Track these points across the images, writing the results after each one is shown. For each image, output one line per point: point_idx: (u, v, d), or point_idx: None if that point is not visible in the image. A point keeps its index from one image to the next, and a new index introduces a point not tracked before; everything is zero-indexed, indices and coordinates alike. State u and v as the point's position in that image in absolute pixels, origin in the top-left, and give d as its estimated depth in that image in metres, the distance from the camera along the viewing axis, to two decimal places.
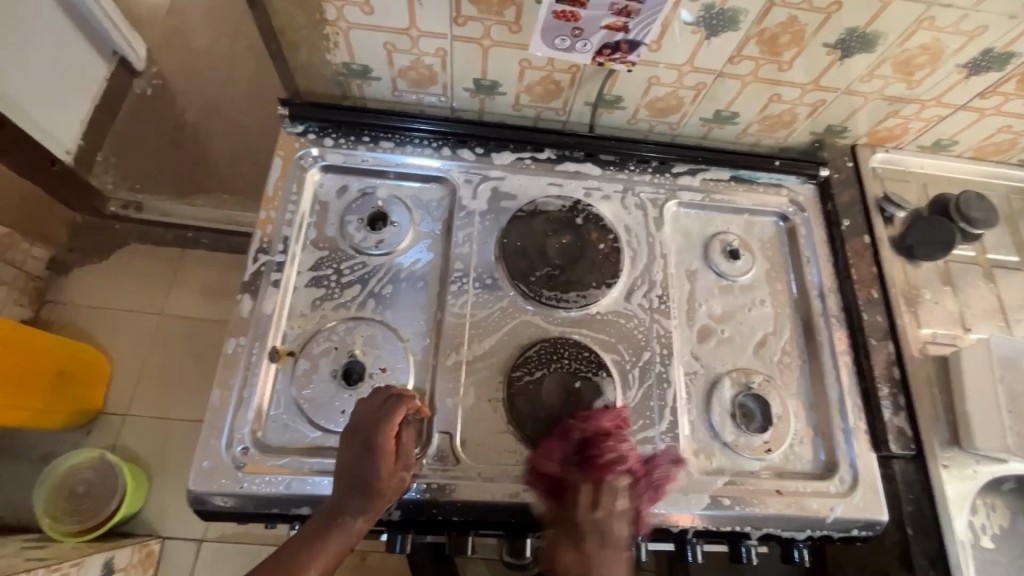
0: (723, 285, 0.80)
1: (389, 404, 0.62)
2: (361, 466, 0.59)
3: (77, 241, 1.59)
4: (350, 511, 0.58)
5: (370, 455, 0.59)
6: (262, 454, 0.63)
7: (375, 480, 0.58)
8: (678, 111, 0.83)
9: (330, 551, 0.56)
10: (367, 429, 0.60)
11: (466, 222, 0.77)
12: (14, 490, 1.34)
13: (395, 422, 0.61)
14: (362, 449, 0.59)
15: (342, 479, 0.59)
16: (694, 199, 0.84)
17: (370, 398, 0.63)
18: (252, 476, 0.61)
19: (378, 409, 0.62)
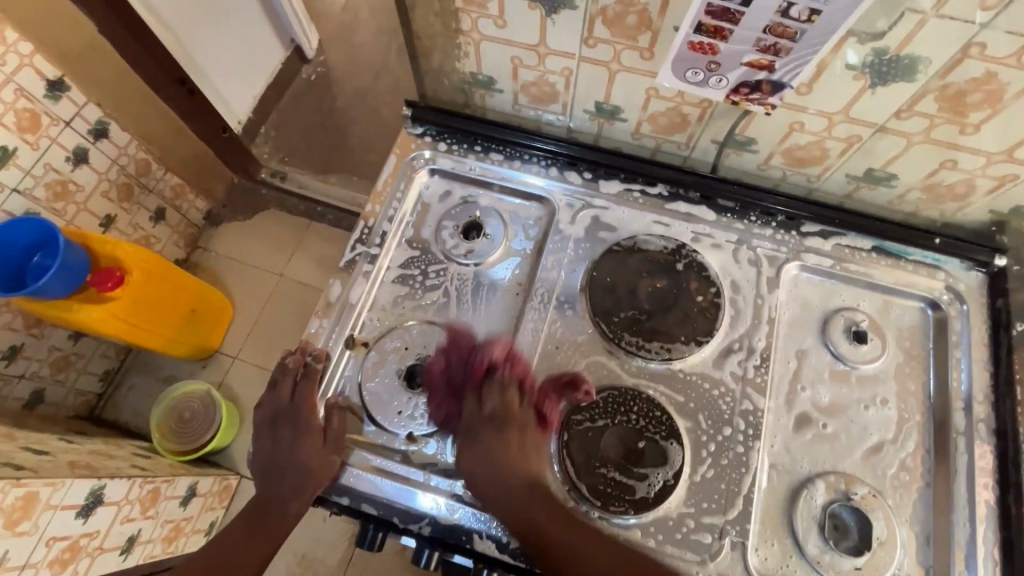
0: (839, 369, 0.69)
1: (297, 386, 0.68)
2: (291, 447, 0.66)
3: (230, 199, 1.82)
4: (290, 493, 0.65)
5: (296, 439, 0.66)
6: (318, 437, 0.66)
7: (300, 462, 0.64)
8: (820, 164, 0.73)
9: (275, 520, 0.66)
10: (292, 413, 0.67)
11: (559, 246, 0.74)
12: (141, 401, 1.57)
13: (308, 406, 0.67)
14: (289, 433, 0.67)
15: (280, 458, 0.67)
16: (821, 264, 0.73)
17: (282, 381, 0.69)
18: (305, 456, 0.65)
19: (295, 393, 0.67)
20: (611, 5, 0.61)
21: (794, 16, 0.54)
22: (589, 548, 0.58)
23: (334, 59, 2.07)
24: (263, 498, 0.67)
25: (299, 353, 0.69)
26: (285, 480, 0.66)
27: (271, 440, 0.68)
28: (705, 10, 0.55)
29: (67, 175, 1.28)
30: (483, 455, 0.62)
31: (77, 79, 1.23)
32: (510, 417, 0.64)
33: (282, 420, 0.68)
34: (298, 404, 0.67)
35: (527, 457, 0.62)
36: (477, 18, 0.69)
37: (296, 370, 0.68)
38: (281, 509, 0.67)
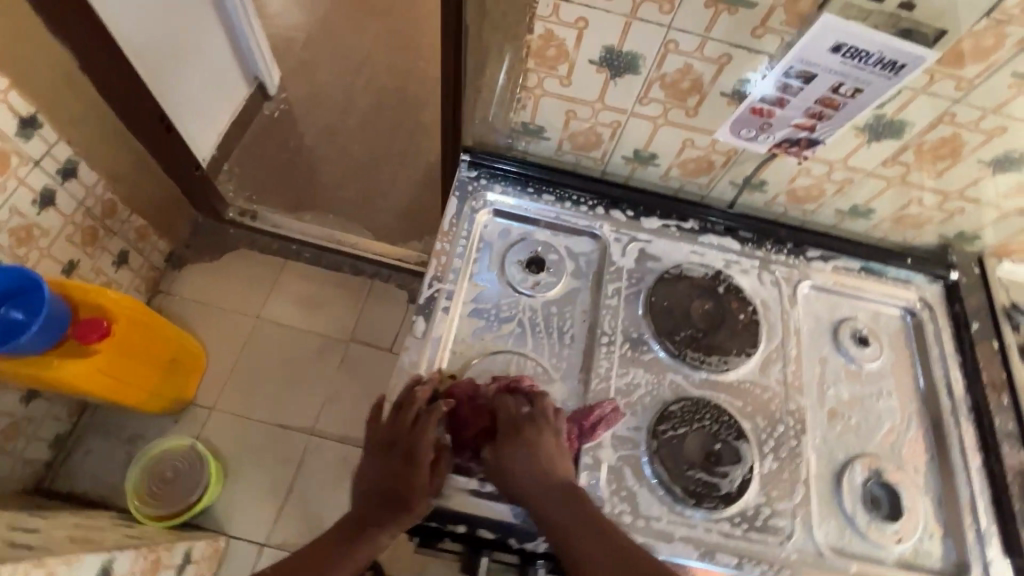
0: (852, 369, 0.83)
1: (416, 418, 0.65)
2: (391, 479, 0.64)
3: (194, 240, 1.71)
4: (384, 524, 0.63)
5: (405, 472, 0.64)
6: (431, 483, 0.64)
7: (400, 497, 0.63)
8: (817, 201, 0.89)
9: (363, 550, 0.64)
10: (405, 446, 0.65)
11: (616, 276, 0.83)
12: (102, 465, 1.40)
13: (424, 443, 0.64)
14: (400, 465, 0.64)
15: (380, 484, 0.64)
16: (826, 283, 0.88)
17: (404, 408, 0.67)
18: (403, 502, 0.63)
19: (411, 426, 0.65)
20: (670, 73, 0.72)
21: (842, 92, 0.68)
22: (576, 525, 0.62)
23: (297, 96, 2.04)
24: (355, 520, 0.65)
25: (428, 385, 0.68)
26: (377, 514, 0.64)
27: (375, 465, 0.66)
28: (773, 84, 0.69)
29: (32, 219, 1.16)
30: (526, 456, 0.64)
31: (50, 116, 1.14)
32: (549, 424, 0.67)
33: (397, 449, 0.65)
34: (413, 438, 0.64)
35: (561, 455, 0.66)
36: (543, 77, 0.77)
37: (422, 403, 0.66)
38: (372, 539, 0.64)
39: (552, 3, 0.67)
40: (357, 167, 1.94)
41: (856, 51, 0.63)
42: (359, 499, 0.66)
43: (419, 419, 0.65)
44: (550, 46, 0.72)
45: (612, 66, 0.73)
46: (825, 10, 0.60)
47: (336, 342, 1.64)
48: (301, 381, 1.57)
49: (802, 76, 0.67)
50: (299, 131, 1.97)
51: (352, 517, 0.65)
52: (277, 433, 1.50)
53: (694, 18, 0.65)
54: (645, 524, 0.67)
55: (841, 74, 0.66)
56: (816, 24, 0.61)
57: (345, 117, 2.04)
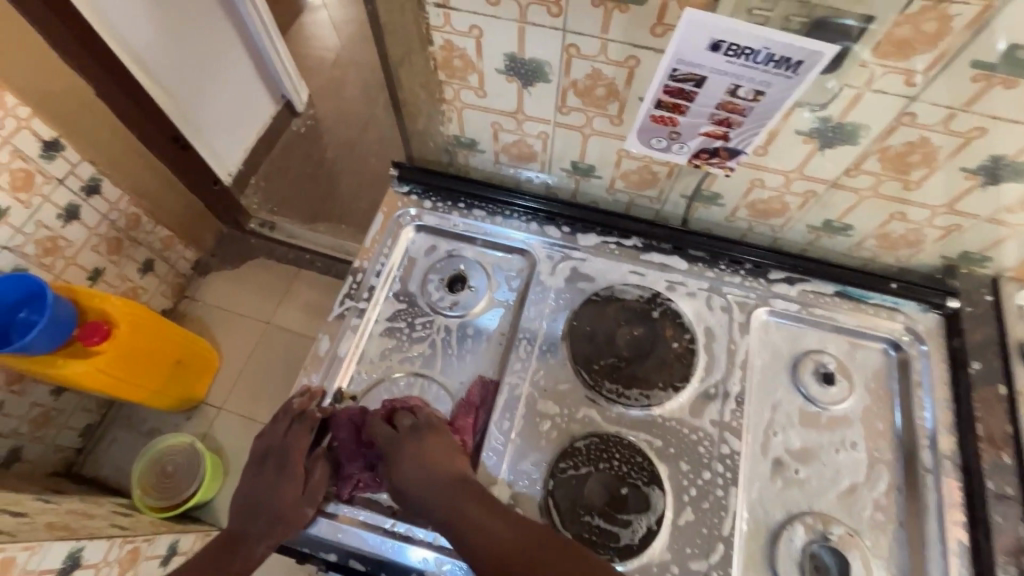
0: (810, 411, 0.71)
1: (291, 426, 0.68)
2: (266, 487, 0.65)
3: (219, 249, 1.84)
4: (256, 534, 0.63)
5: (281, 479, 0.65)
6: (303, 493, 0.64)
7: (273, 505, 0.64)
8: (782, 215, 0.78)
9: (238, 561, 0.63)
10: (281, 453, 0.67)
11: (540, 296, 0.78)
12: (123, 455, 1.54)
13: (302, 444, 0.67)
14: (276, 473, 0.66)
15: (255, 495, 0.66)
16: (788, 309, 0.77)
17: (282, 417, 0.70)
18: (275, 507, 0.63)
19: (286, 432, 0.68)
20: (581, 79, 0.66)
21: (742, 95, 0.60)
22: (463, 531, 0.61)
23: (324, 112, 2.15)
24: (232, 535, 0.64)
25: (305, 395, 0.70)
26: (252, 526, 0.64)
27: (254, 479, 0.67)
28: (663, 90, 0.62)
29: (58, 231, 1.30)
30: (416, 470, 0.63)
31: (74, 139, 1.27)
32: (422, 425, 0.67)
33: (273, 458, 0.67)
34: (288, 446, 0.67)
35: (457, 458, 0.65)
36: (459, 89, 0.74)
37: (298, 412, 0.69)
38: (247, 552, 0.63)
39: (443, 11, 0.63)
40: (373, 178, 2.00)
41: (737, 49, 0.55)
42: (237, 514, 0.66)
43: (294, 423, 0.69)
44: (455, 57, 0.69)
45: (521, 74, 0.68)
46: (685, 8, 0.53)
47: None
48: None
49: (690, 80, 0.60)
50: (322, 145, 2.07)
51: (228, 532, 0.65)
52: None
53: (586, 20, 0.59)
54: None
55: (732, 75, 0.58)
56: (681, 23, 0.54)
57: (365, 130, 2.11)
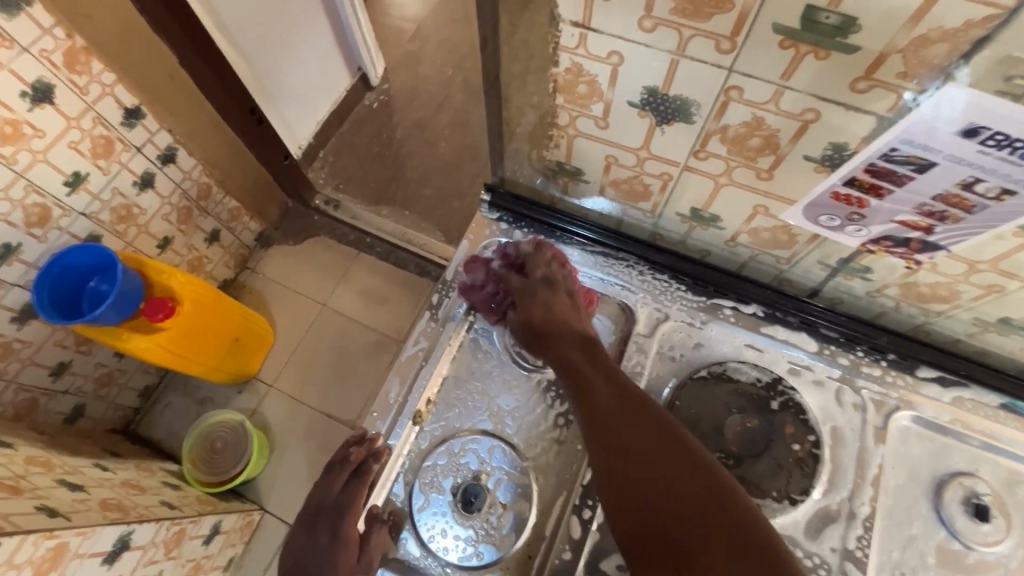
0: (953, 551, 0.60)
1: (347, 482, 0.66)
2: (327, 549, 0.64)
3: (283, 222, 1.81)
4: None
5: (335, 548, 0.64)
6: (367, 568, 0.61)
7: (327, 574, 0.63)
8: (944, 305, 0.64)
9: None
10: (334, 515, 0.66)
11: (638, 360, 0.69)
12: (176, 421, 1.56)
13: (358, 505, 0.65)
14: (329, 541, 0.65)
15: (311, 558, 0.65)
16: (938, 418, 0.65)
17: (338, 471, 0.67)
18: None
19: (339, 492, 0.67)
20: (734, 126, 0.54)
21: (978, 191, 0.47)
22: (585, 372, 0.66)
23: (398, 87, 2.06)
24: None
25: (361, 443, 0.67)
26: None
27: (305, 536, 0.67)
28: (865, 168, 0.51)
29: (132, 199, 1.29)
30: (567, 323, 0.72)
31: (153, 107, 1.24)
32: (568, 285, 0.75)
33: (325, 517, 0.67)
34: (341, 504, 0.66)
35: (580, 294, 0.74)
36: (577, 116, 0.63)
37: (354, 465, 0.66)
38: None
39: (579, 32, 0.53)
40: (442, 164, 1.92)
41: (1004, 140, 0.42)
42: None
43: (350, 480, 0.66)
44: (581, 82, 0.58)
45: (658, 110, 0.57)
46: (949, 79, 0.41)
47: (391, 341, 1.66)
48: (353, 373, 1.62)
49: (910, 163, 0.48)
50: (393, 122, 1.99)
51: None
52: (322, 421, 1.56)
53: (764, 62, 0.47)
54: None
55: (977, 168, 0.45)
56: (933, 96, 0.42)
57: (439, 110, 2.02)
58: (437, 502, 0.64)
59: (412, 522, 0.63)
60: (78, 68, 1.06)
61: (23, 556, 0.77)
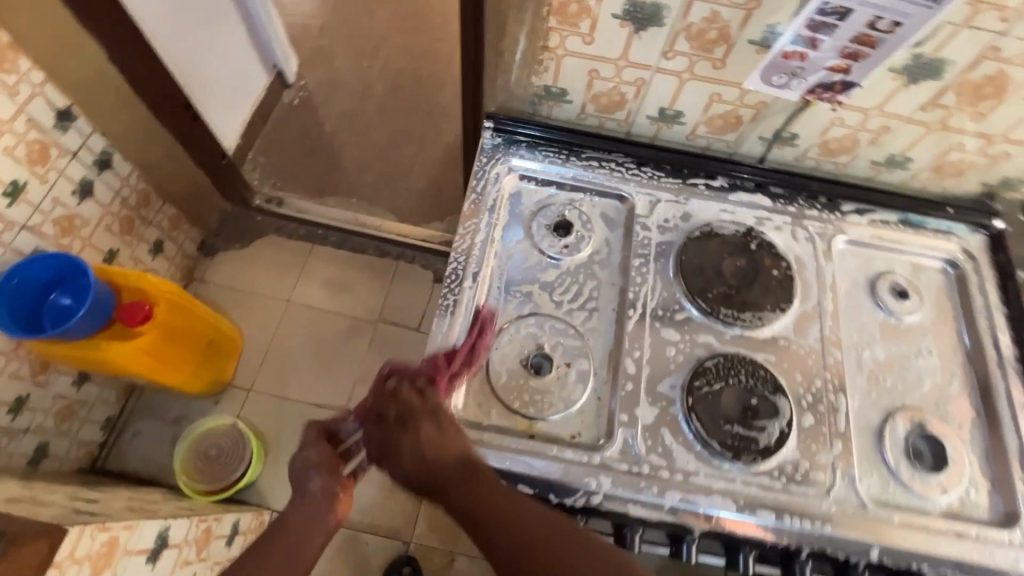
0: (891, 324, 0.81)
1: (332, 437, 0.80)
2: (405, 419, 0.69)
3: (224, 228, 1.76)
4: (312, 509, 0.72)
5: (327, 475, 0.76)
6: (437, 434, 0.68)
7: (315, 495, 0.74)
8: (850, 153, 0.85)
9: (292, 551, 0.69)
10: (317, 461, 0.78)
11: (645, 236, 0.83)
12: (150, 447, 1.47)
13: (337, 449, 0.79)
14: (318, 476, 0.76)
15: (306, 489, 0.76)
16: (862, 237, 0.86)
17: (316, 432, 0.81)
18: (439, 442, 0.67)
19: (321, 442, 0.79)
20: (696, 23, 0.70)
21: (880, 28, 0.66)
22: (495, 498, 0.62)
23: (315, 82, 2.06)
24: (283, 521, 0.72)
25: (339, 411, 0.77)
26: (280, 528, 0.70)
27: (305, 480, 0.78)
28: (807, 23, 0.67)
29: (73, 209, 1.21)
30: (414, 458, 0.65)
31: (84, 108, 1.17)
32: (417, 411, 0.67)
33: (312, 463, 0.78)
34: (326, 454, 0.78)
35: (429, 432, 0.66)
36: (566, 36, 0.76)
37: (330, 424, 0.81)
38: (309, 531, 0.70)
39: None
40: (378, 150, 1.95)
41: None
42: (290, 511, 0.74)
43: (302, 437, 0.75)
44: (572, 3, 0.71)
45: (637, 19, 0.71)
46: None
47: (366, 323, 1.67)
48: (333, 360, 1.62)
49: (837, 13, 0.66)
50: (319, 116, 1.99)
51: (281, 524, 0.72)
52: (313, 411, 1.55)
53: None
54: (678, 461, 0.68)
55: (880, 7, 0.64)
56: None
57: (363, 99, 2.05)
58: (513, 373, 0.72)
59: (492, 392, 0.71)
60: (5, 66, 1.00)
61: (84, 548, 0.75)
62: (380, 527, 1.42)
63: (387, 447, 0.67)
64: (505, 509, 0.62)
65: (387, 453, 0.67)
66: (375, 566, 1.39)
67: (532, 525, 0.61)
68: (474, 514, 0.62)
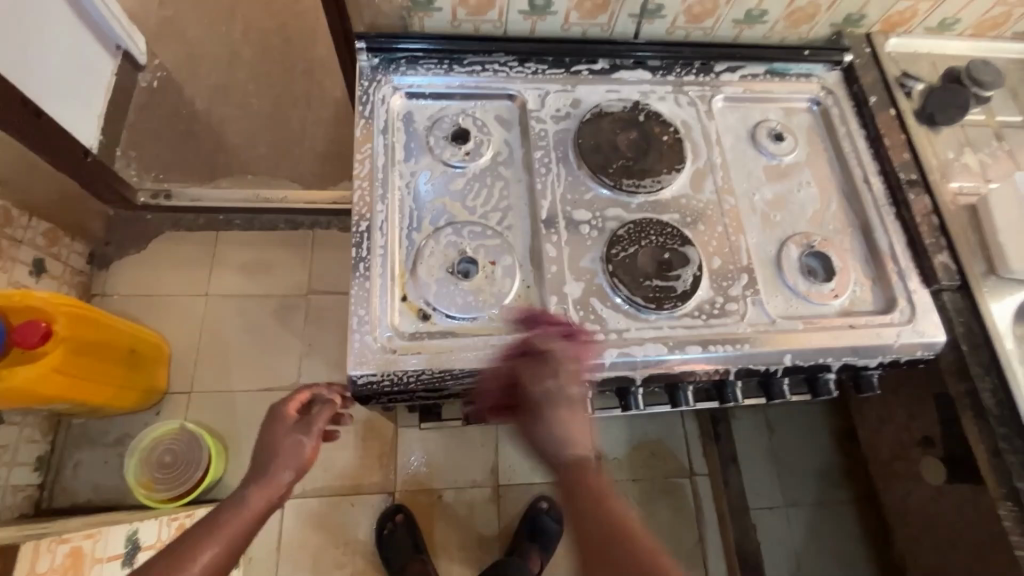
0: (773, 165, 0.89)
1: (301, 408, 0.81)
2: (347, 347, 0.69)
3: (113, 235, 1.62)
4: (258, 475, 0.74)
5: (280, 430, 0.77)
6: (380, 354, 0.69)
7: (270, 451, 0.75)
8: (712, 16, 0.90)
9: (230, 524, 0.69)
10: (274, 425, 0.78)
11: (541, 128, 0.84)
12: (96, 473, 1.39)
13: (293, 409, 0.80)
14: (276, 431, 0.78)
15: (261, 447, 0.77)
16: (737, 93, 0.92)
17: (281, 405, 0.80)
18: (391, 361, 0.68)
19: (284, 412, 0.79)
20: None
21: None
22: (591, 508, 0.60)
23: (172, 58, 1.87)
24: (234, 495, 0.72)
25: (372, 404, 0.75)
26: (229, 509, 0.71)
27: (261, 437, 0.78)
28: None
29: None
30: (554, 442, 0.63)
31: None
32: (561, 393, 0.64)
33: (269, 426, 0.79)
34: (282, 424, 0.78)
35: (563, 410, 0.64)
36: None
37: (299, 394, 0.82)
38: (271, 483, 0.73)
39: None
40: (262, 121, 1.81)
41: None
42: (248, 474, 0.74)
43: (296, 431, 0.77)
44: None
45: None
46: None
47: (296, 298, 1.62)
48: (271, 342, 1.57)
49: None
50: (187, 95, 1.82)
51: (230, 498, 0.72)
52: (263, 397, 1.51)
53: None
54: (611, 322, 0.74)
55: None
56: None
57: (232, 68, 1.89)
58: (441, 283, 0.74)
59: (430, 304, 0.73)
60: None
61: (48, 564, 0.75)
62: (362, 487, 1.44)
63: (530, 434, 0.65)
64: (597, 506, 0.60)
65: (531, 439, 0.65)
66: (365, 521, 1.42)
67: (601, 522, 0.59)
68: (570, 502, 0.61)
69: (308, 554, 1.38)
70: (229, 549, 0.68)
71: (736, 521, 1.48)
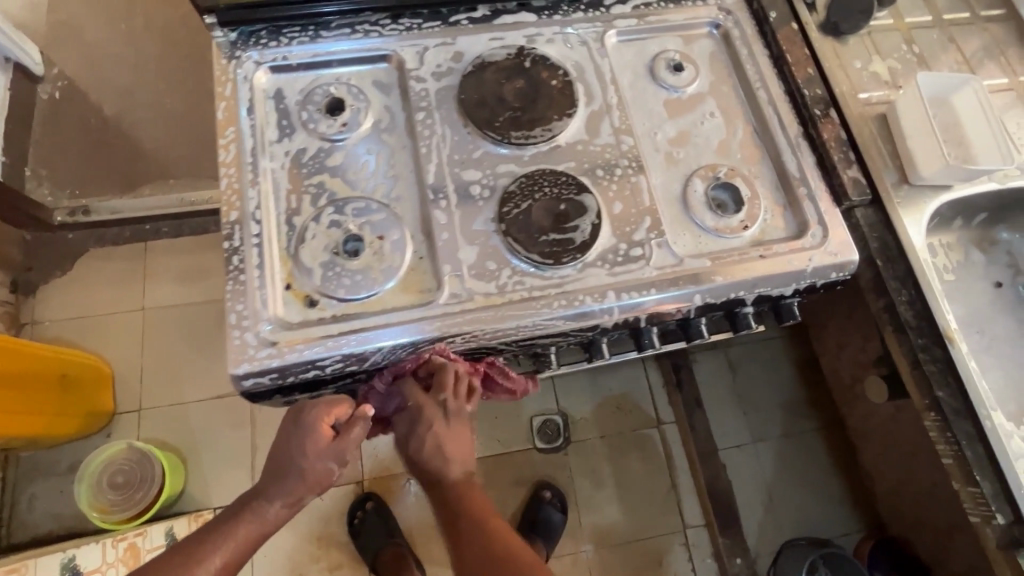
0: (674, 98, 0.84)
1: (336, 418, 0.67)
2: (228, 346, 0.65)
3: (35, 259, 1.56)
4: (274, 494, 0.67)
5: (305, 450, 0.66)
6: (265, 347, 0.65)
7: (292, 466, 0.66)
8: None
9: (242, 529, 0.66)
10: (298, 439, 0.66)
11: (421, 88, 0.79)
12: (51, 503, 1.36)
13: (326, 427, 0.66)
14: (302, 448, 0.66)
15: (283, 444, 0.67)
16: (630, 26, 0.86)
17: (313, 409, 0.66)
18: (277, 354, 0.65)
19: (309, 428, 0.66)
20: None
21: None
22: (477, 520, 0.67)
23: None
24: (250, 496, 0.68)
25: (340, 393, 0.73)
26: (242, 522, 0.66)
27: (283, 440, 0.67)
28: None
29: None
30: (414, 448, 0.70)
31: None
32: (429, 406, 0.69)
33: (294, 431, 0.66)
34: (311, 437, 0.66)
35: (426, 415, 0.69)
36: None
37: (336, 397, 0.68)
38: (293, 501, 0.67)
39: None
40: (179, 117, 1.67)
41: None
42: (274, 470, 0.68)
43: (329, 457, 0.66)
44: None
45: None
46: None
47: None
48: (216, 349, 1.52)
49: None
50: None
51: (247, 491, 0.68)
52: (216, 405, 1.48)
53: None
54: (512, 284, 0.70)
55: None
56: None
57: None
58: (326, 265, 0.70)
59: (318, 290, 0.69)
60: None
61: None
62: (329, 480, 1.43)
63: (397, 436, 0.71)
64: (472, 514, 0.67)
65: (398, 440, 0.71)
66: (337, 513, 1.41)
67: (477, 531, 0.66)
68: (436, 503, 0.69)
69: (282, 553, 1.37)
70: (233, 561, 0.66)
71: (705, 461, 1.47)
